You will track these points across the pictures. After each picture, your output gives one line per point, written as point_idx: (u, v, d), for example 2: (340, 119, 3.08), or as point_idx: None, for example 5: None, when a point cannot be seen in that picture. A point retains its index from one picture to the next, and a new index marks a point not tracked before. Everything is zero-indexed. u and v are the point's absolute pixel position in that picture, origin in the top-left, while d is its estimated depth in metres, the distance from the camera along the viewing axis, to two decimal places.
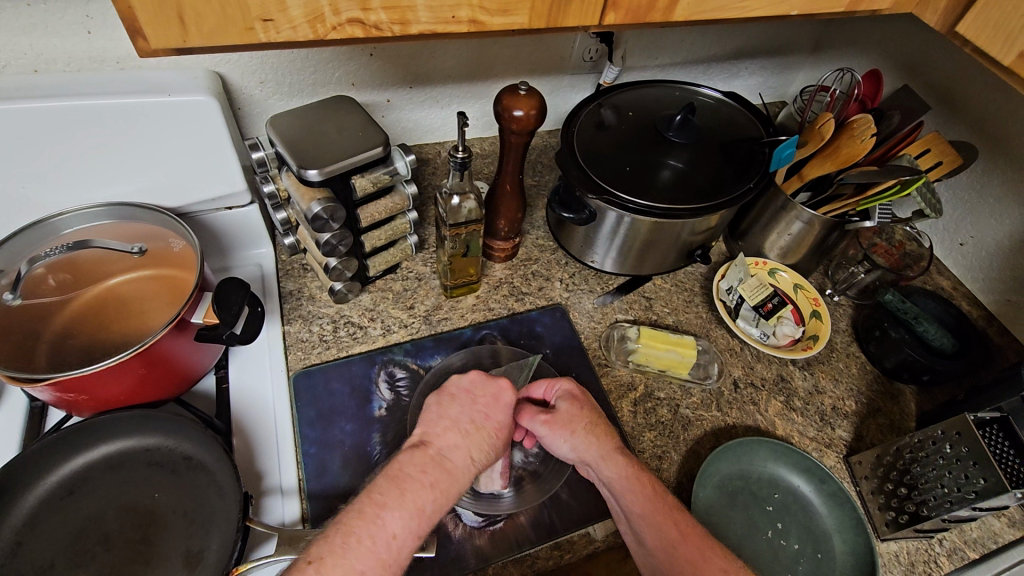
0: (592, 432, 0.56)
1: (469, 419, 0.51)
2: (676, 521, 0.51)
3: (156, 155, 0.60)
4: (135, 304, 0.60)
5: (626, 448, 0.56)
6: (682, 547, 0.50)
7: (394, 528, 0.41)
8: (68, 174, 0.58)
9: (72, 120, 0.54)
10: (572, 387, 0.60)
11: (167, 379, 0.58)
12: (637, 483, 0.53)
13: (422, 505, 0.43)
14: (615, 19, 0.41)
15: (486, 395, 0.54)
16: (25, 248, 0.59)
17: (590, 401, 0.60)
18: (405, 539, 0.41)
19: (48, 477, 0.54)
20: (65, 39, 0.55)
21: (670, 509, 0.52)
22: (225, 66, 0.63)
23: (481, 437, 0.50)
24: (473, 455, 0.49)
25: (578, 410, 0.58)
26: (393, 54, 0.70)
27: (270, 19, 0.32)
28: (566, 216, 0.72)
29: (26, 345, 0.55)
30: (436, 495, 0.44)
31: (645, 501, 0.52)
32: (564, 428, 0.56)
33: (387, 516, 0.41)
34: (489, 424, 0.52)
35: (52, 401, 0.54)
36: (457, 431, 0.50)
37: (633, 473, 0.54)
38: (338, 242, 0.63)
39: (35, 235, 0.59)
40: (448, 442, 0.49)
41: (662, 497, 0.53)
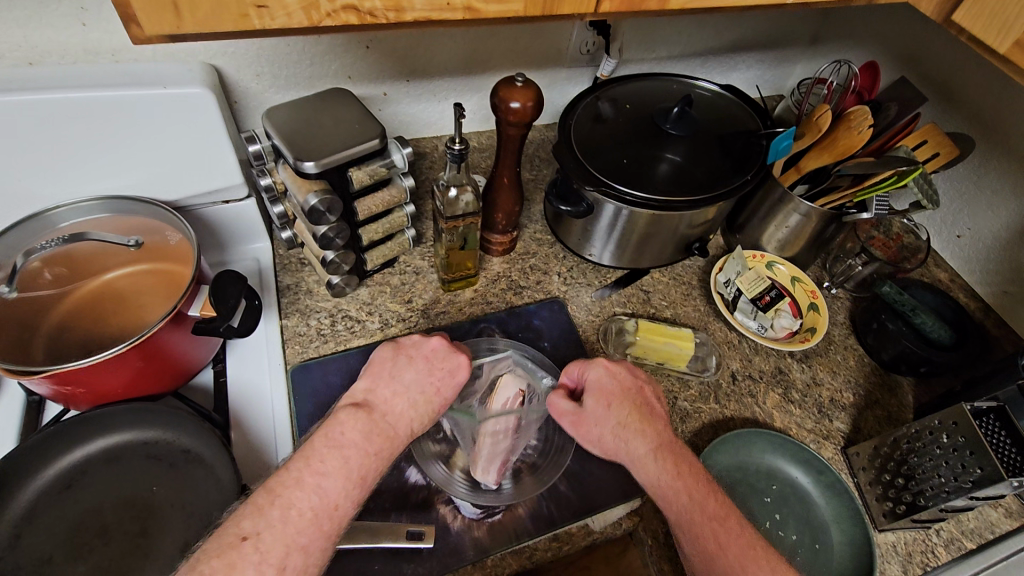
0: (624, 432, 0.54)
1: (421, 388, 0.53)
2: (716, 530, 0.49)
3: (152, 148, 0.60)
4: (133, 298, 0.60)
5: (665, 446, 0.53)
6: (720, 559, 0.47)
7: (334, 499, 0.44)
8: (63, 168, 0.58)
9: (67, 113, 0.54)
10: (605, 379, 0.58)
11: (164, 373, 0.58)
12: (671, 486, 0.51)
13: (354, 469, 0.46)
14: (610, 7, 0.41)
15: (432, 361, 0.55)
16: (22, 242, 0.59)
17: (629, 390, 0.57)
18: (346, 508, 0.45)
19: (46, 471, 0.54)
20: (59, 31, 0.55)
21: (710, 517, 0.49)
22: (221, 58, 0.63)
23: (424, 401, 0.53)
24: (412, 418, 0.51)
25: (609, 406, 0.55)
26: (390, 47, 0.70)
27: (264, 6, 0.32)
28: (563, 209, 0.72)
29: (23, 339, 0.55)
30: (366, 457, 0.47)
31: (682, 509, 0.50)
32: (593, 427, 0.55)
33: (312, 480, 0.44)
34: (434, 390, 0.53)
35: (50, 395, 0.54)
36: (398, 395, 0.52)
37: (668, 478, 0.51)
38: (335, 235, 0.63)
39: (31, 229, 0.59)
40: (394, 411, 0.51)
41: (703, 504, 0.50)
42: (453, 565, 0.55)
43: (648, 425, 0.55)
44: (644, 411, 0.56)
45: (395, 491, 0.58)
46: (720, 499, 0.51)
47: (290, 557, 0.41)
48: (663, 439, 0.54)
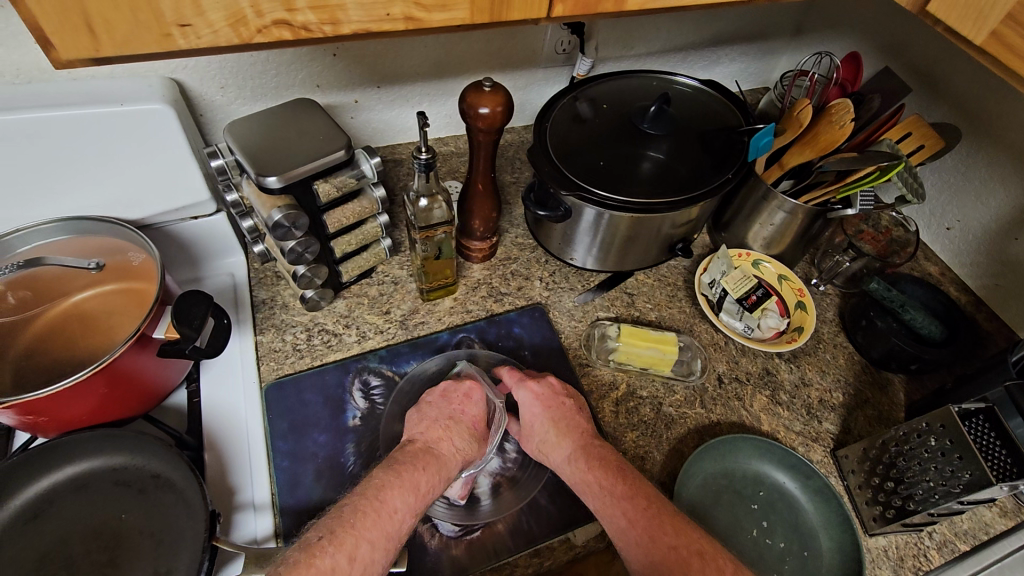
0: (548, 447, 0.57)
1: (448, 414, 0.57)
2: (627, 510, 0.50)
3: (113, 167, 0.59)
4: (99, 320, 0.59)
5: (579, 445, 0.56)
6: (632, 535, 0.49)
7: (394, 504, 0.47)
8: (20, 192, 0.57)
9: (23, 135, 0.53)
10: (530, 396, 0.60)
11: (133, 396, 0.57)
12: (594, 485, 0.53)
13: (418, 487, 0.49)
14: (563, 11, 0.39)
15: (465, 397, 0.59)
16: None
17: (552, 399, 0.60)
18: (405, 513, 0.47)
19: (12, 502, 0.53)
20: (10, 51, 0.54)
21: (618, 497, 0.51)
22: (182, 72, 0.61)
23: (470, 432, 0.57)
24: (457, 445, 0.55)
25: (533, 419, 0.58)
26: (358, 54, 0.68)
27: (188, 24, 0.31)
28: (541, 214, 0.70)
29: None
30: (430, 477, 0.51)
31: (598, 500, 0.52)
32: (531, 443, 0.59)
33: (389, 495, 0.48)
34: (466, 419, 0.58)
35: (15, 425, 0.53)
36: (445, 429, 0.56)
37: (583, 474, 0.54)
38: (304, 250, 0.61)
39: None
40: (433, 435, 0.55)
41: (612, 488, 0.51)
42: None
43: (567, 430, 0.57)
44: (568, 419, 0.58)
45: None
46: (630, 480, 0.52)
47: (360, 549, 0.44)
48: (578, 439, 0.56)
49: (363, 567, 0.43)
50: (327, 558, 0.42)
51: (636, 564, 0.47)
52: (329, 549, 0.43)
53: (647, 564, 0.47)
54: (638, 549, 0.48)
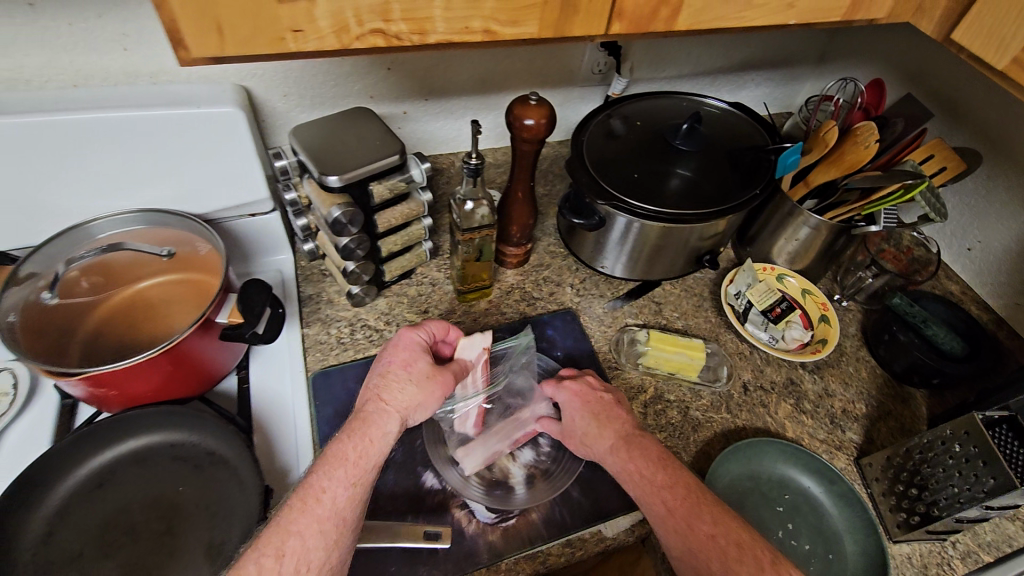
0: (588, 441, 0.59)
1: (380, 369, 0.57)
2: (667, 498, 0.52)
3: (184, 163, 0.63)
4: (164, 304, 0.63)
5: (621, 436, 0.58)
6: (671, 522, 0.51)
7: (319, 485, 0.47)
8: (101, 183, 0.62)
9: (110, 130, 0.58)
10: (569, 395, 0.63)
11: (193, 377, 0.61)
12: (636, 473, 0.54)
13: (346, 458, 0.49)
14: (619, 29, 0.43)
15: (393, 348, 0.58)
16: (61, 250, 0.62)
17: (590, 391, 0.63)
18: (335, 489, 0.47)
19: (79, 470, 0.57)
20: (103, 55, 0.60)
21: (659, 486, 0.53)
22: (251, 80, 0.66)
23: (409, 379, 0.55)
24: (386, 397, 0.54)
25: (574, 414, 0.61)
26: (410, 68, 0.73)
27: (299, 30, 0.35)
28: (576, 221, 0.74)
29: (60, 342, 0.58)
30: (358, 443, 0.51)
31: (638, 487, 0.54)
32: (571, 439, 0.61)
33: (314, 479, 0.48)
34: (395, 365, 0.56)
35: (84, 397, 0.57)
36: (377, 385, 0.55)
37: (624, 464, 0.55)
38: (356, 246, 0.65)
39: (71, 239, 0.62)
40: (367, 396, 0.55)
41: (653, 477, 0.53)
42: (467, 569, 0.55)
43: (608, 422, 0.59)
44: (607, 414, 0.60)
45: (411, 495, 0.60)
46: (671, 470, 0.54)
47: (289, 543, 0.44)
48: (618, 432, 0.58)
49: (297, 561, 0.43)
50: (252, 564, 0.43)
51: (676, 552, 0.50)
52: (255, 553, 0.43)
53: (684, 551, 0.49)
54: (674, 540, 0.50)
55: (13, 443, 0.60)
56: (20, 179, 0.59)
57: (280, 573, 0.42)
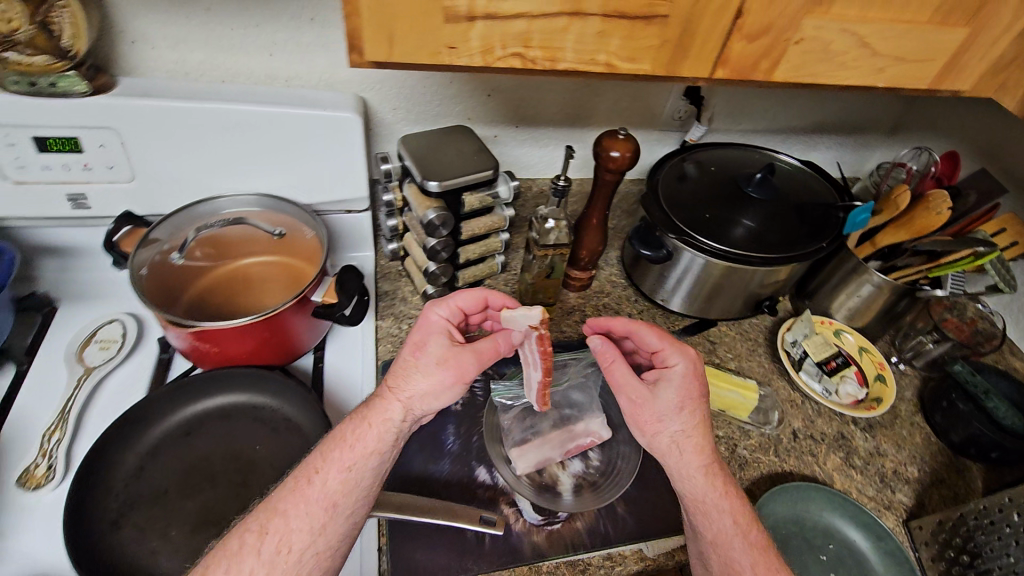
0: (680, 444, 0.56)
1: (409, 348, 0.56)
2: (754, 557, 0.52)
3: (301, 158, 0.71)
4: (262, 281, 0.70)
5: (716, 464, 0.57)
6: None
7: (314, 467, 0.50)
8: (230, 166, 0.70)
9: (249, 121, 0.66)
10: (683, 371, 0.59)
11: (279, 348, 0.66)
12: (727, 518, 0.54)
13: (343, 442, 0.51)
14: (721, 75, 0.48)
15: (418, 329, 0.57)
16: (190, 218, 0.69)
17: (701, 386, 0.59)
18: (328, 472, 0.49)
19: (173, 416, 0.62)
20: (252, 58, 0.69)
21: (749, 544, 0.53)
22: (369, 92, 0.75)
23: (416, 363, 0.54)
24: (392, 383, 0.54)
25: (683, 396, 0.58)
26: (507, 96, 0.80)
27: (454, 47, 0.42)
28: (645, 252, 0.77)
29: (171, 296, 0.65)
30: (358, 428, 0.52)
31: (720, 532, 0.54)
32: (653, 413, 0.57)
33: (310, 461, 0.50)
34: (412, 346, 0.56)
35: (184, 349, 0.62)
36: (393, 367, 0.56)
37: (717, 503, 0.55)
38: (441, 248, 0.71)
39: (201, 210, 0.69)
40: (384, 378, 0.56)
41: (743, 533, 0.54)
42: (511, 563, 0.57)
43: (709, 441, 0.57)
44: (708, 424, 0.58)
45: (464, 486, 0.63)
46: (757, 529, 0.55)
47: (274, 523, 0.47)
48: (714, 457, 0.57)
49: (277, 541, 0.46)
50: (235, 540, 0.46)
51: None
52: (240, 531, 0.47)
53: None
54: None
55: (117, 384, 0.66)
56: (166, 154, 0.67)
57: (258, 552, 0.45)
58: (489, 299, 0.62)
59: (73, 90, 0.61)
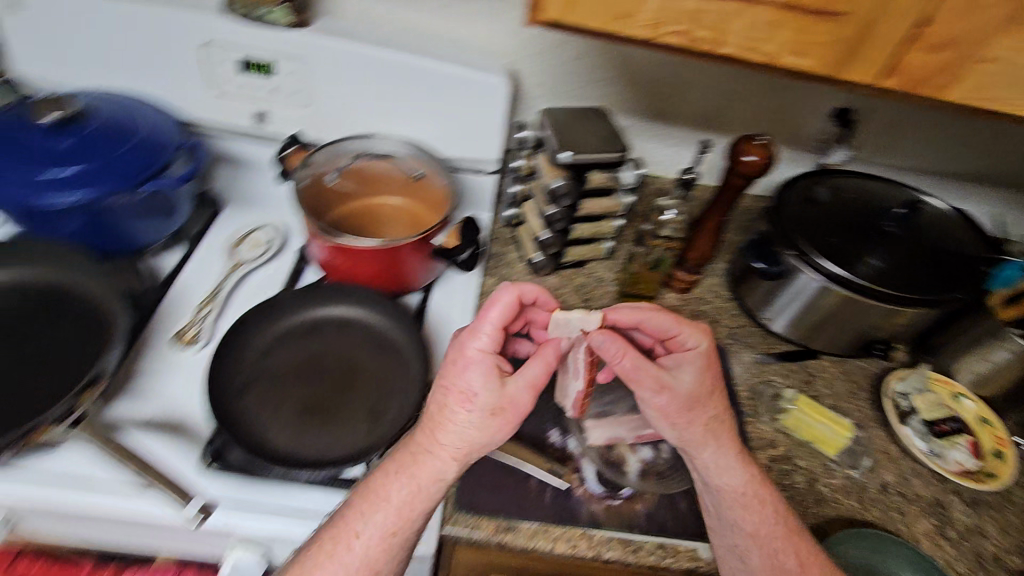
0: (711, 430, 0.58)
1: (444, 388, 0.52)
2: (791, 548, 0.54)
3: (448, 113, 0.77)
4: (395, 219, 0.78)
5: (744, 456, 0.59)
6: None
7: (354, 529, 0.49)
8: (385, 110, 0.77)
9: (412, 71, 0.73)
10: (697, 352, 0.59)
11: (395, 277, 0.73)
12: (763, 510, 0.56)
13: (386, 500, 0.50)
14: (889, 83, 0.47)
15: (456, 366, 0.52)
16: (346, 149, 0.75)
17: (714, 363, 0.60)
18: (368, 535, 0.49)
19: (300, 314, 0.70)
20: (425, 16, 0.76)
21: (784, 537, 0.55)
22: (519, 64, 0.79)
23: (467, 417, 0.51)
24: (439, 438, 0.51)
25: (702, 385, 0.58)
26: (648, 89, 0.82)
27: (626, 17, 0.44)
28: (759, 265, 0.77)
29: (321, 207, 0.74)
30: (403, 487, 0.51)
31: (758, 524, 0.55)
32: (679, 407, 0.57)
33: (352, 517, 0.50)
34: (453, 394, 0.51)
35: (321, 258, 0.71)
36: (438, 408, 0.52)
37: (751, 493, 0.57)
38: (558, 219, 0.75)
39: (357, 144, 0.75)
40: (432, 416, 0.52)
41: (777, 526, 0.55)
42: (566, 522, 0.59)
43: (731, 432, 0.59)
44: (727, 414, 0.60)
45: (535, 442, 0.65)
46: (788, 518, 0.57)
47: None
48: (739, 447, 0.59)
49: None
50: None
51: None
52: None
53: None
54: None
55: (258, 279, 0.76)
56: (337, 90, 0.76)
57: None
58: (524, 292, 0.56)
59: (277, 21, 0.71)
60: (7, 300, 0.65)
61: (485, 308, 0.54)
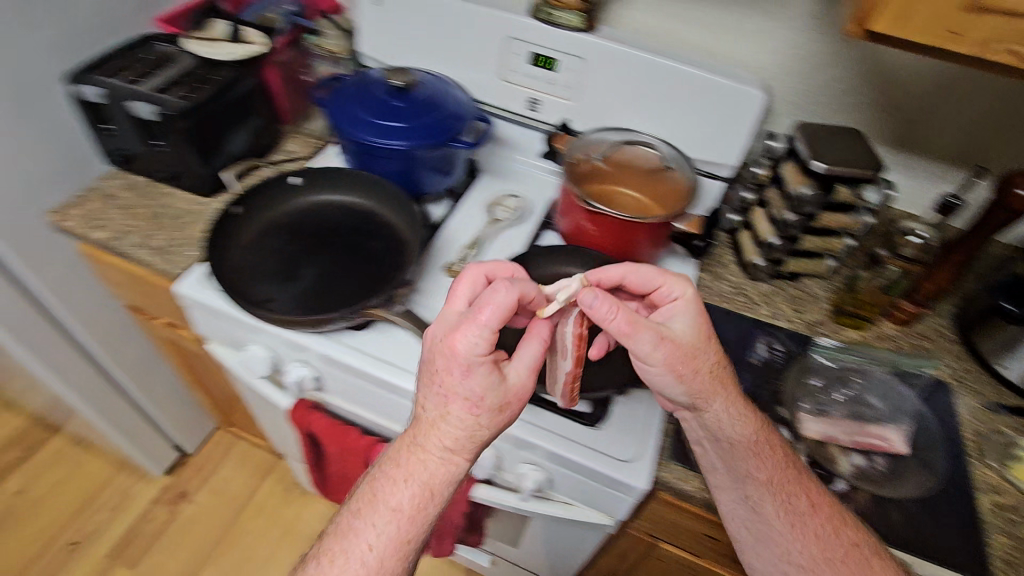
0: (717, 379, 0.58)
1: (439, 391, 0.51)
2: (817, 513, 0.59)
3: (699, 117, 0.84)
4: (634, 202, 0.83)
5: (747, 405, 0.62)
6: (816, 518, 0.59)
7: (368, 541, 0.52)
8: (642, 108, 0.87)
9: (678, 77, 0.82)
10: (682, 299, 0.59)
11: (626, 252, 0.82)
12: (761, 453, 0.60)
13: (392, 505, 0.52)
14: None
15: (446, 363, 0.50)
16: (610, 138, 0.87)
17: (704, 311, 0.59)
18: (377, 544, 0.51)
19: (546, 268, 0.81)
20: (693, 30, 0.84)
21: (785, 484, 0.60)
22: (773, 81, 0.85)
23: (478, 417, 0.51)
24: (445, 441, 0.51)
25: (699, 334, 0.58)
26: (903, 117, 0.82)
27: (956, 33, 0.48)
28: (1008, 306, 0.72)
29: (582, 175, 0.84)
30: (413, 494, 0.52)
31: (766, 467, 0.60)
32: (683, 355, 0.56)
33: (359, 527, 0.52)
34: (456, 395, 0.50)
35: (571, 224, 0.84)
36: (439, 405, 0.51)
37: (758, 443, 0.60)
38: (792, 225, 0.79)
39: (621, 136, 0.87)
40: (427, 421, 0.52)
41: (785, 474, 0.60)
42: None
43: (726, 381, 0.60)
44: (722, 366, 0.59)
45: None
46: (795, 467, 0.61)
47: None
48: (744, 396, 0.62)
49: None
50: None
51: (794, 548, 0.60)
52: None
53: (824, 553, 0.58)
54: (818, 541, 0.58)
55: (508, 237, 0.90)
56: (604, 87, 0.87)
57: None
58: (491, 271, 0.59)
59: (573, 25, 0.84)
60: (339, 216, 0.84)
61: (477, 304, 0.51)
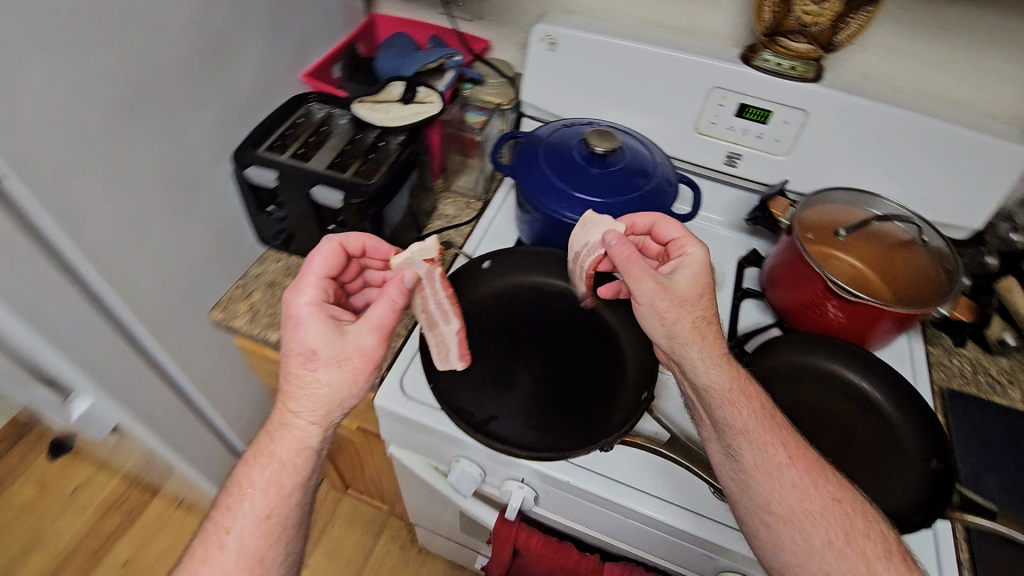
0: (699, 329, 0.58)
1: (287, 366, 0.53)
2: (785, 449, 0.53)
3: (944, 175, 0.74)
4: (872, 280, 0.74)
5: (726, 354, 0.59)
6: (790, 467, 0.52)
7: (228, 536, 0.51)
8: (872, 163, 0.76)
9: (928, 132, 0.71)
10: (698, 252, 0.63)
11: (860, 335, 0.71)
12: (747, 402, 0.56)
13: (247, 486, 0.52)
14: None
15: (289, 325, 0.53)
16: (853, 200, 0.76)
17: (709, 273, 0.62)
18: (241, 524, 0.51)
19: (782, 357, 0.70)
20: (938, 75, 0.74)
21: (768, 432, 0.54)
22: None
23: (315, 371, 0.51)
24: (296, 405, 0.52)
25: (701, 287, 0.61)
26: None
27: None
28: None
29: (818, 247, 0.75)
30: (266, 471, 0.52)
31: (741, 412, 0.55)
32: (672, 296, 0.58)
33: (226, 516, 0.52)
34: (298, 350, 0.52)
35: (796, 299, 0.73)
36: (282, 375, 0.53)
37: (728, 385, 0.56)
38: None
39: (863, 200, 0.75)
40: (284, 389, 0.53)
41: (764, 422, 0.55)
42: None
43: (715, 332, 0.59)
44: (710, 317, 0.60)
45: None
46: (765, 406, 0.56)
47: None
48: (726, 348, 0.59)
49: None
50: None
51: (777, 502, 0.52)
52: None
53: (793, 511, 0.51)
54: (799, 492, 0.51)
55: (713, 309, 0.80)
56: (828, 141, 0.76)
57: None
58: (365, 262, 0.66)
59: (804, 75, 0.74)
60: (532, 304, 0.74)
61: (307, 262, 0.57)
